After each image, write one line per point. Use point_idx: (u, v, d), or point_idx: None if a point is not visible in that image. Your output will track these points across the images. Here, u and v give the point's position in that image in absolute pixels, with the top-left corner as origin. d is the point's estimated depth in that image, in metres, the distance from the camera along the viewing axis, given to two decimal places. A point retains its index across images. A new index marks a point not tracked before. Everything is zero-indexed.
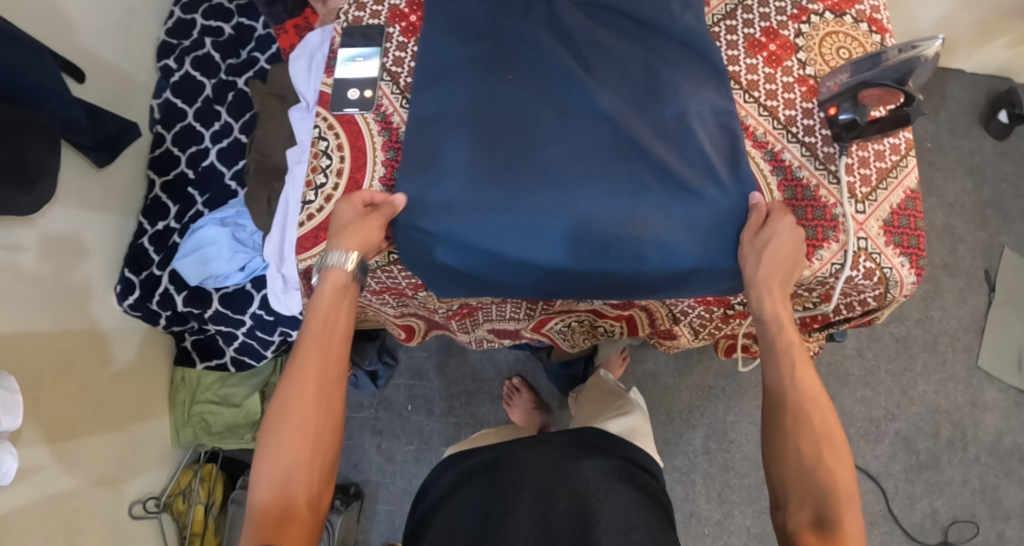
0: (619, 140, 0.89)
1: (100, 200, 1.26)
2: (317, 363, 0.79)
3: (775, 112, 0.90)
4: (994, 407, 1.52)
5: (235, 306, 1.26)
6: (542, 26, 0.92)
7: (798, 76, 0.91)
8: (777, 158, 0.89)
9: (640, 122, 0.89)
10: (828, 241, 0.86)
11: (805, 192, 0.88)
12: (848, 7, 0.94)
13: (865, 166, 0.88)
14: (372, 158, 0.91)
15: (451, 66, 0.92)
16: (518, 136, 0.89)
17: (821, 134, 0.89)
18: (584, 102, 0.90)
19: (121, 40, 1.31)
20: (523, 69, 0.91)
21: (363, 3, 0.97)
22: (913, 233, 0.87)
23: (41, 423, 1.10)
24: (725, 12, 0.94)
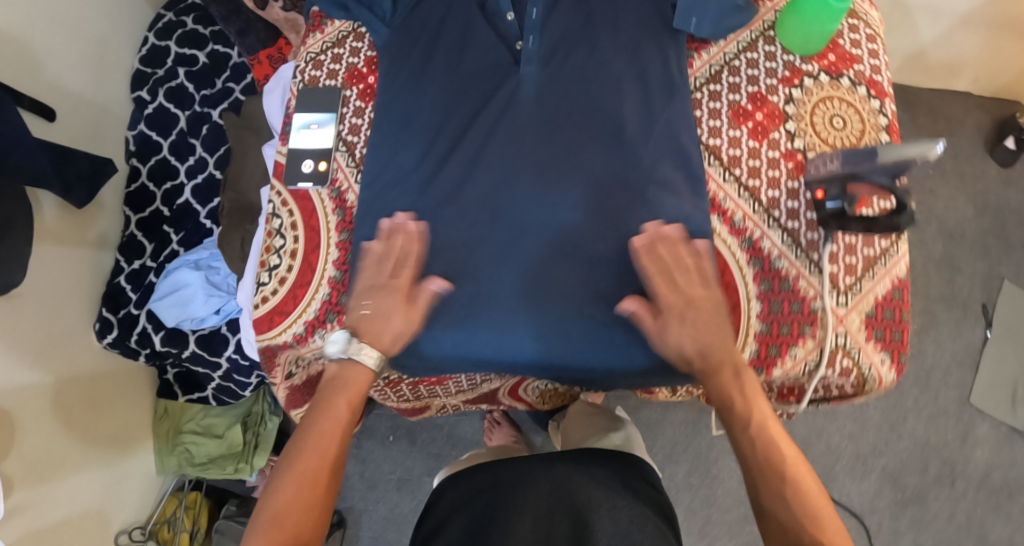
0: (577, 265, 0.82)
1: (77, 236, 1.23)
2: (332, 439, 0.77)
3: (757, 192, 0.85)
4: (985, 442, 1.49)
5: (211, 348, 1.26)
6: (500, 126, 0.84)
7: (785, 150, 0.85)
8: (755, 246, 0.83)
9: (601, 241, 0.82)
10: (803, 339, 0.81)
11: (784, 283, 0.82)
12: (846, 68, 0.87)
13: (850, 253, 0.82)
14: (326, 239, 0.86)
15: (401, 171, 0.85)
16: (469, 258, 0.83)
17: (805, 217, 0.83)
18: (539, 217, 0.83)
19: (94, 70, 1.27)
20: (475, 180, 0.84)
21: (320, 61, 0.92)
22: (898, 326, 0.81)
23: (27, 462, 1.10)
24: (709, 75, 0.88)
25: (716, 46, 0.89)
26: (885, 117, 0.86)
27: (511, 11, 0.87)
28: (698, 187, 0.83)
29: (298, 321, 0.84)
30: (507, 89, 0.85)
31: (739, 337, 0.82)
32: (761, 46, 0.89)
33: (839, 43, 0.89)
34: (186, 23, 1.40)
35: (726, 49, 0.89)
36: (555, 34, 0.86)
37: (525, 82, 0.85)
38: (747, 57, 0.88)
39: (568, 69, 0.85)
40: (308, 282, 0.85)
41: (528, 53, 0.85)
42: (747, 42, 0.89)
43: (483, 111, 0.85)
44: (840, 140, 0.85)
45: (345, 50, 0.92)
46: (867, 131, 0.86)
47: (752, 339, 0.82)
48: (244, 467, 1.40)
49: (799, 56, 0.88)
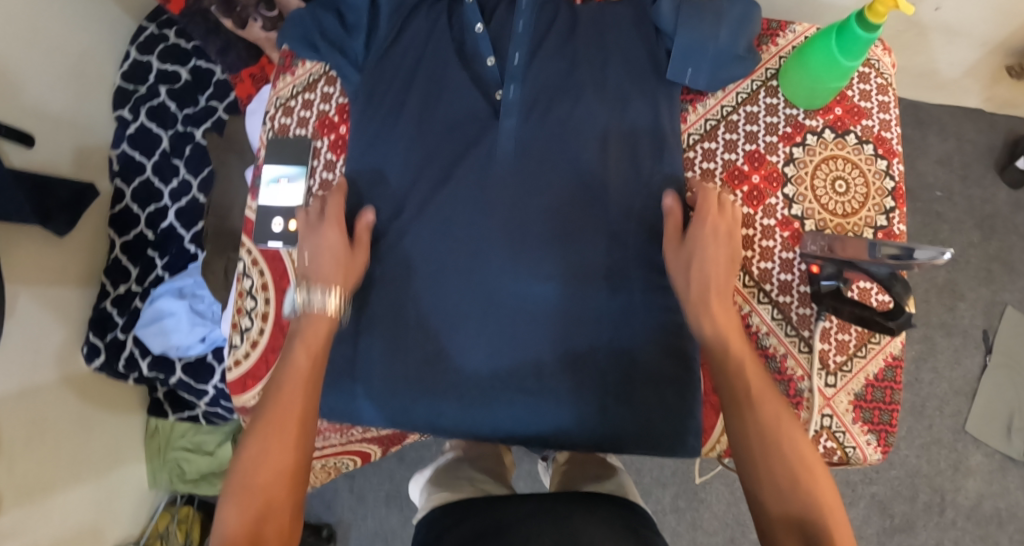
0: (546, 340, 0.79)
1: (64, 263, 1.20)
2: (298, 389, 0.72)
3: (748, 264, 0.79)
4: (978, 472, 1.47)
5: (198, 376, 1.25)
6: (473, 186, 0.80)
7: (781, 218, 0.80)
8: (743, 322, 0.78)
9: (574, 317, 0.79)
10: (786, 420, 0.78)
11: (771, 361, 0.78)
12: (852, 123, 0.81)
13: (843, 330, 0.79)
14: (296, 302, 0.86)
15: (370, 230, 0.83)
16: (439, 328, 0.80)
17: (798, 291, 0.79)
18: (512, 286, 0.79)
19: (75, 88, 1.24)
20: (446, 242, 0.80)
21: (290, 108, 0.90)
22: (888, 408, 0.79)
23: (18, 482, 1.07)
24: (703, 131, 0.83)
25: (712, 98, 0.83)
26: (892, 179, 0.80)
27: (492, 55, 0.82)
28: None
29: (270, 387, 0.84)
30: (483, 146, 0.80)
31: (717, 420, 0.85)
32: (762, 98, 0.82)
33: (847, 94, 0.82)
34: (168, 36, 1.35)
35: (723, 100, 0.83)
36: (537, 84, 0.81)
37: (504, 136, 0.80)
38: (746, 109, 0.82)
39: (549, 125, 0.80)
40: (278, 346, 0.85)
41: (508, 103, 0.80)
42: (747, 93, 0.82)
43: (460, 169, 0.81)
44: (840, 205, 0.80)
45: (316, 95, 0.90)
46: (871, 196, 0.80)
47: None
48: None
49: (803, 109, 0.81)
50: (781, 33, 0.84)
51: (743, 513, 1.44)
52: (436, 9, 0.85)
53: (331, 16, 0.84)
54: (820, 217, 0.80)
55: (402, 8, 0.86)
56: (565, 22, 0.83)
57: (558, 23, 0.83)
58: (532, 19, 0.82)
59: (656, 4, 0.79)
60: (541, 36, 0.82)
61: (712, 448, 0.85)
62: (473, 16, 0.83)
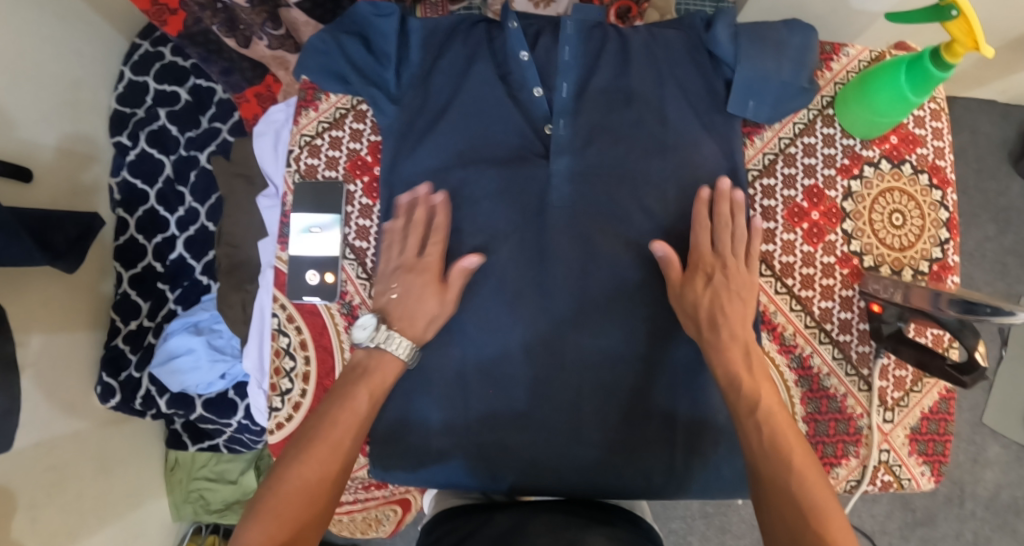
0: (610, 402, 0.76)
1: (69, 302, 1.16)
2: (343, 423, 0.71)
3: (810, 304, 0.76)
4: (996, 463, 1.50)
5: (219, 412, 1.22)
6: (533, 242, 0.76)
7: (841, 255, 0.76)
8: (805, 364, 0.76)
9: (629, 372, 0.76)
10: (847, 459, 0.76)
11: (831, 402, 0.76)
12: (908, 152, 0.77)
13: (900, 367, 0.78)
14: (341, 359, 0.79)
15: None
16: (497, 375, 0.76)
17: (858, 329, 0.76)
18: (581, 343, 0.76)
19: (69, 118, 1.17)
20: (503, 300, 0.76)
21: (317, 146, 0.82)
22: (941, 438, 0.79)
23: (43, 537, 1.05)
24: (762, 165, 0.78)
25: (770, 130, 0.77)
26: (947, 210, 0.77)
27: (539, 86, 0.76)
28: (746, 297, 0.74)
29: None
30: (534, 188, 0.76)
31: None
32: (819, 128, 0.77)
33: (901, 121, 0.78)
34: (164, 55, 1.29)
35: (781, 131, 0.78)
36: (589, 117, 0.76)
37: (556, 177, 0.75)
38: (803, 141, 0.77)
39: (601, 166, 0.75)
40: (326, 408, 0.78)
41: (559, 141, 0.75)
42: (805, 122, 0.77)
43: (513, 208, 0.76)
44: (897, 239, 0.77)
45: (344, 132, 0.83)
46: (927, 227, 0.77)
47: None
48: None
49: (860, 139, 0.77)
50: (834, 56, 0.79)
51: None
52: (472, 36, 0.79)
53: (359, 42, 0.79)
54: (879, 252, 0.77)
55: (435, 34, 0.80)
56: (614, 51, 0.77)
57: (608, 49, 0.77)
58: (579, 45, 0.77)
59: (711, 31, 0.75)
60: (588, 65, 0.77)
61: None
62: (517, 43, 0.77)
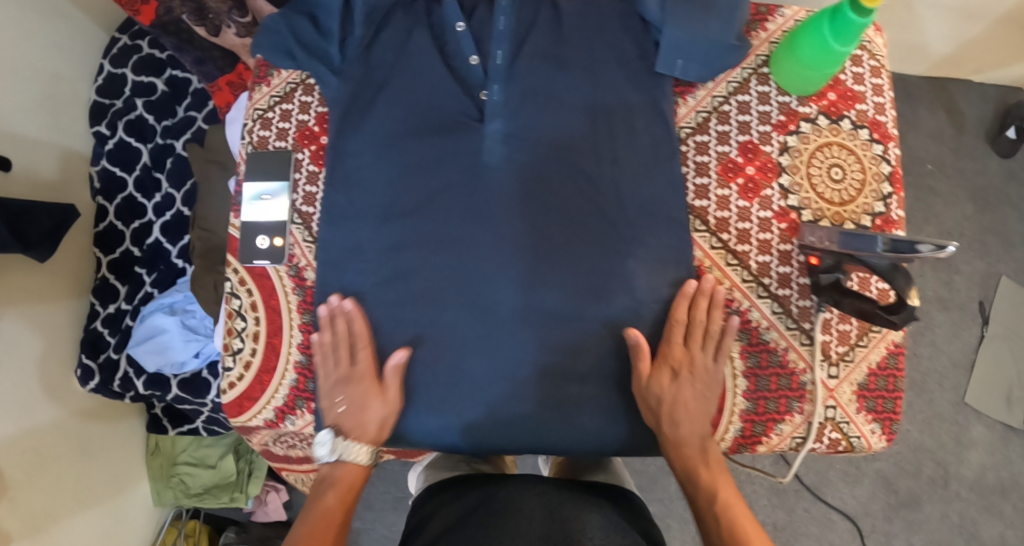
0: (550, 378, 0.74)
1: (49, 288, 1.18)
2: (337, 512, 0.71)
3: (746, 259, 0.77)
4: (980, 443, 1.48)
5: (195, 391, 1.24)
6: (462, 243, 0.75)
7: (778, 209, 0.78)
8: (743, 319, 0.77)
9: (572, 331, 0.75)
10: (790, 414, 0.76)
11: (772, 356, 0.77)
12: (846, 108, 0.80)
13: (843, 321, 0.78)
14: (288, 321, 0.79)
15: (357, 248, 0.77)
16: (439, 339, 0.75)
17: (797, 284, 0.77)
18: (519, 304, 0.74)
19: (48, 112, 1.20)
20: (453, 272, 0.75)
21: (268, 118, 0.84)
22: (891, 396, 0.79)
23: (22, 519, 1.07)
24: (696, 123, 0.80)
25: (702, 89, 0.80)
26: (888, 164, 0.79)
27: (475, 55, 0.77)
28: (680, 255, 0.75)
29: (267, 408, 0.79)
30: (467, 154, 0.75)
31: (723, 416, 0.77)
32: (754, 86, 0.80)
33: (840, 78, 0.81)
34: (141, 47, 1.31)
35: (715, 90, 0.80)
36: (524, 82, 0.76)
37: (490, 140, 0.75)
38: (737, 99, 0.80)
39: (538, 127, 0.76)
40: (274, 368, 0.79)
41: (493, 106, 0.75)
42: (739, 81, 0.80)
43: (451, 169, 0.76)
44: (836, 193, 0.79)
45: (293, 105, 0.84)
46: (868, 181, 0.79)
47: (738, 418, 0.76)
48: (239, 496, 1.37)
49: (796, 96, 0.79)
50: (770, 17, 0.81)
51: (748, 496, 1.46)
52: (413, 11, 0.79)
53: (307, 19, 0.78)
54: (817, 207, 0.78)
55: (375, 11, 0.79)
56: (548, 20, 0.78)
57: (542, 19, 0.78)
58: (513, 15, 0.77)
59: None
60: (522, 34, 0.77)
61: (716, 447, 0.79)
62: (453, 14, 0.77)
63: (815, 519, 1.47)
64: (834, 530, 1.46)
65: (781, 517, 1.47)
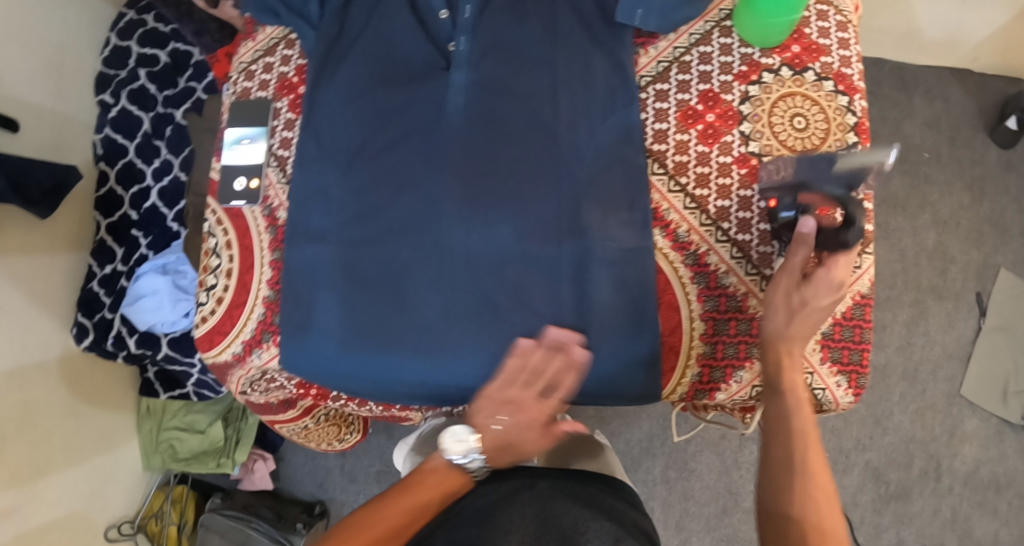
0: (497, 324, 0.75)
1: (44, 246, 1.22)
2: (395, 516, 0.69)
3: (705, 203, 0.79)
4: (974, 437, 1.45)
5: (185, 350, 1.28)
6: (419, 186, 0.76)
7: (738, 155, 0.80)
8: (701, 261, 0.78)
9: (529, 272, 0.75)
10: (750, 361, 0.77)
11: (731, 301, 0.78)
12: (811, 61, 0.83)
13: None
14: (260, 258, 0.82)
15: (322, 189, 0.78)
16: (393, 279, 0.76)
17: (757, 230, 0.78)
18: (472, 243, 0.75)
19: (53, 79, 1.24)
20: (412, 209, 0.76)
21: (252, 71, 0.85)
22: (858, 347, 0.81)
23: (9, 469, 1.10)
24: (656, 73, 0.82)
25: (664, 40, 0.82)
26: (855, 115, 0.82)
27: (445, 9, 0.77)
28: (638, 202, 0.76)
29: (235, 341, 0.81)
30: (432, 99, 0.76)
31: (680, 359, 0.78)
32: (716, 38, 0.83)
33: (804, 33, 0.84)
34: (146, 21, 1.35)
35: (676, 42, 0.83)
36: (489, 33, 0.77)
37: (454, 89, 0.76)
38: (699, 51, 0.83)
39: (497, 75, 0.76)
40: (244, 304, 0.81)
41: (459, 57, 0.76)
42: (701, 33, 0.83)
43: (412, 114, 0.77)
44: (799, 142, 0.82)
45: (276, 58, 0.85)
46: (833, 130, 0.82)
47: (695, 362, 0.78)
48: (226, 462, 1.39)
49: (759, 48, 0.83)
50: None
51: (734, 482, 1.44)
52: None
53: None
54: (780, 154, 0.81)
55: None
56: None
57: None
58: None
59: None
60: None
61: (674, 389, 0.80)
62: None
63: None
64: None
65: None
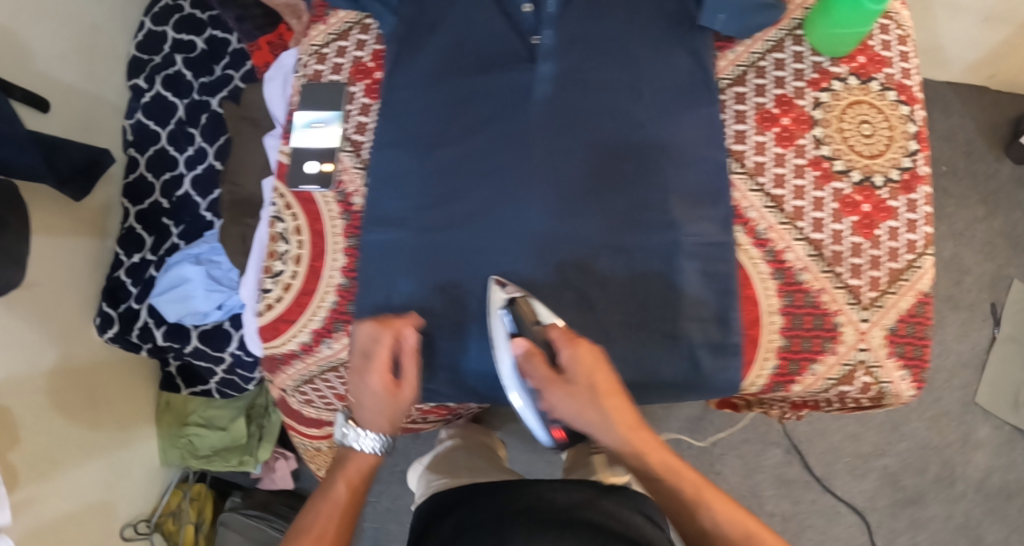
0: (581, 310, 0.76)
1: (71, 231, 1.19)
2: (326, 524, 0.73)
3: (782, 202, 0.83)
4: (987, 444, 1.49)
5: (214, 344, 1.24)
6: (506, 175, 0.76)
7: (811, 157, 0.84)
8: (779, 258, 0.82)
9: (617, 262, 0.76)
10: (825, 354, 0.82)
11: (806, 297, 0.82)
12: (875, 71, 0.88)
13: (875, 267, 0.84)
14: (332, 244, 0.81)
15: (398, 176, 0.79)
16: (475, 269, 0.77)
17: (829, 230, 0.83)
18: (558, 234, 0.76)
19: (86, 59, 1.21)
20: (497, 196, 0.77)
21: (325, 54, 0.85)
22: (919, 343, 0.85)
23: (31, 459, 1.05)
24: (734, 76, 0.86)
25: (742, 46, 0.86)
26: (914, 123, 0.88)
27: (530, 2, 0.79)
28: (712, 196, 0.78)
29: (305, 330, 0.80)
30: (516, 87, 0.78)
31: (759, 353, 0.81)
32: (789, 46, 0.87)
33: (869, 45, 0.89)
34: (182, 7, 1.33)
35: (752, 48, 0.86)
36: (572, 27, 0.79)
37: (541, 80, 0.78)
38: (774, 57, 0.87)
39: (582, 70, 0.78)
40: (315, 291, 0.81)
41: (545, 48, 0.78)
42: (775, 40, 0.87)
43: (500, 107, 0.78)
44: (868, 147, 0.87)
45: (349, 42, 0.85)
46: (896, 137, 0.87)
47: (774, 355, 0.81)
48: (249, 460, 1.36)
49: (829, 57, 0.87)
50: None
51: (756, 484, 1.47)
52: None
53: None
54: (850, 158, 0.86)
55: None
56: None
57: None
58: None
59: None
60: None
61: (753, 382, 0.82)
62: None
63: (821, 511, 1.47)
64: (840, 522, 1.46)
65: (788, 508, 1.46)
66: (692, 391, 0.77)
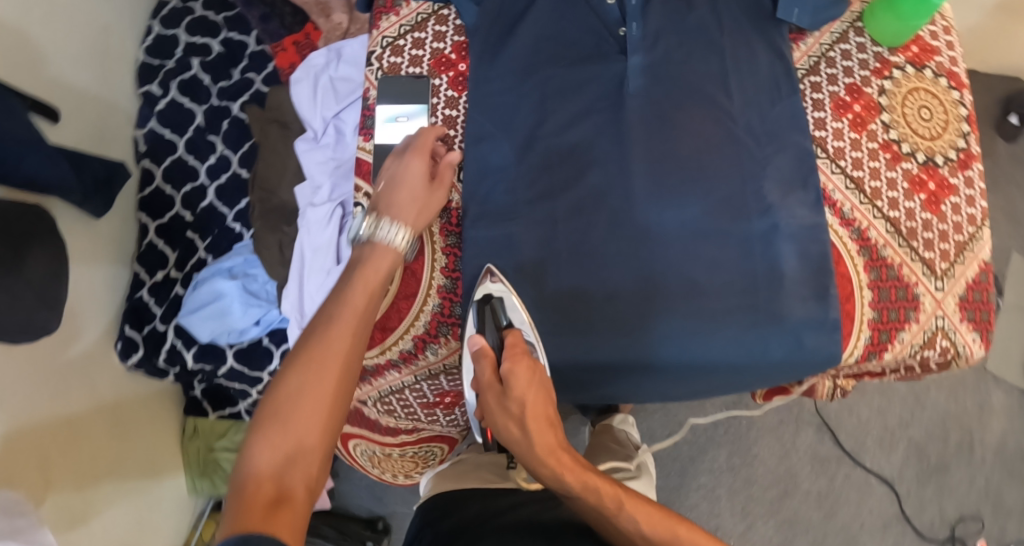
0: (686, 293, 0.80)
1: (91, 249, 1.10)
2: (342, 340, 0.71)
3: (861, 183, 0.86)
4: (1000, 409, 1.55)
5: (253, 364, 1.17)
6: (608, 166, 0.81)
7: (883, 141, 0.87)
8: (864, 236, 0.85)
9: (726, 247, 0.80)
10: (909, 323, 0.85)
11: (890, 271, 0.85)
12: (927, 60, 0.91)
13: (944, 239, 0.87)
14: (431, 244, 0.87)
15: (502, 169, 0.82)
16: (581, 261, 0.80)
17: (904, 208, 0.86)
18: (663, 222, 0.81)
19: (99, 63, 1.13)
20: (597, 182, 0.81)
21: (400, 47, 0.90)
22: (985, 307, 0.89)
23: (61, 504, 0.96)
24: (808, 67, 0.89)
25: (812, 38, 0.89)
26: (965, 107, 0.91)
27: None
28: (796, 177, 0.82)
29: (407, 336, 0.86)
30: (608, 78, 0.82)
31: (854, 326, 0.84)
32: (852, 38, 0.90)
33: (920, 36, 0.93)
34: (193, 9, 1.27)
35: (820, 40, 0.90)
36: (658, 20, 0.83)
37: (632, 72, 0.82)
38: (840, 48, 0.90)
39: (671, 62, 0.82)
40: (412, 293, 0.86)
41: (634, 40, 0.82)
42: (839, 33, 0.90)
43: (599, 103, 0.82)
44: (928, 129, 0.89)
45: (427, 34, 0.91)
46: (951, 121, 0.91)
47: (867, 326, 0.84)
48: None
49: (886, 47, 0.90)
50: None
51: (793, 464, 1.50)
52: None
53: None
54: (914, 141, 0.89)
55: None
56: None
57: None
58: None
59: None
60: None
61: (849, 353, 0.84)
62: None
63: (854, 485, 1.50)
64: (872, 494, 1.49)
65: (824, 485, 1.49)
66: (793, 366, 0.80)
